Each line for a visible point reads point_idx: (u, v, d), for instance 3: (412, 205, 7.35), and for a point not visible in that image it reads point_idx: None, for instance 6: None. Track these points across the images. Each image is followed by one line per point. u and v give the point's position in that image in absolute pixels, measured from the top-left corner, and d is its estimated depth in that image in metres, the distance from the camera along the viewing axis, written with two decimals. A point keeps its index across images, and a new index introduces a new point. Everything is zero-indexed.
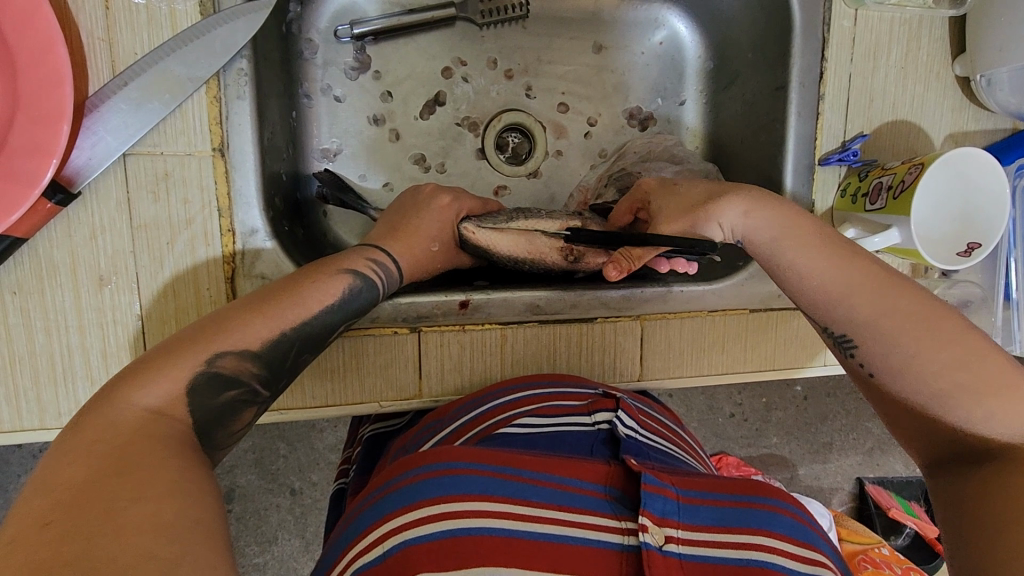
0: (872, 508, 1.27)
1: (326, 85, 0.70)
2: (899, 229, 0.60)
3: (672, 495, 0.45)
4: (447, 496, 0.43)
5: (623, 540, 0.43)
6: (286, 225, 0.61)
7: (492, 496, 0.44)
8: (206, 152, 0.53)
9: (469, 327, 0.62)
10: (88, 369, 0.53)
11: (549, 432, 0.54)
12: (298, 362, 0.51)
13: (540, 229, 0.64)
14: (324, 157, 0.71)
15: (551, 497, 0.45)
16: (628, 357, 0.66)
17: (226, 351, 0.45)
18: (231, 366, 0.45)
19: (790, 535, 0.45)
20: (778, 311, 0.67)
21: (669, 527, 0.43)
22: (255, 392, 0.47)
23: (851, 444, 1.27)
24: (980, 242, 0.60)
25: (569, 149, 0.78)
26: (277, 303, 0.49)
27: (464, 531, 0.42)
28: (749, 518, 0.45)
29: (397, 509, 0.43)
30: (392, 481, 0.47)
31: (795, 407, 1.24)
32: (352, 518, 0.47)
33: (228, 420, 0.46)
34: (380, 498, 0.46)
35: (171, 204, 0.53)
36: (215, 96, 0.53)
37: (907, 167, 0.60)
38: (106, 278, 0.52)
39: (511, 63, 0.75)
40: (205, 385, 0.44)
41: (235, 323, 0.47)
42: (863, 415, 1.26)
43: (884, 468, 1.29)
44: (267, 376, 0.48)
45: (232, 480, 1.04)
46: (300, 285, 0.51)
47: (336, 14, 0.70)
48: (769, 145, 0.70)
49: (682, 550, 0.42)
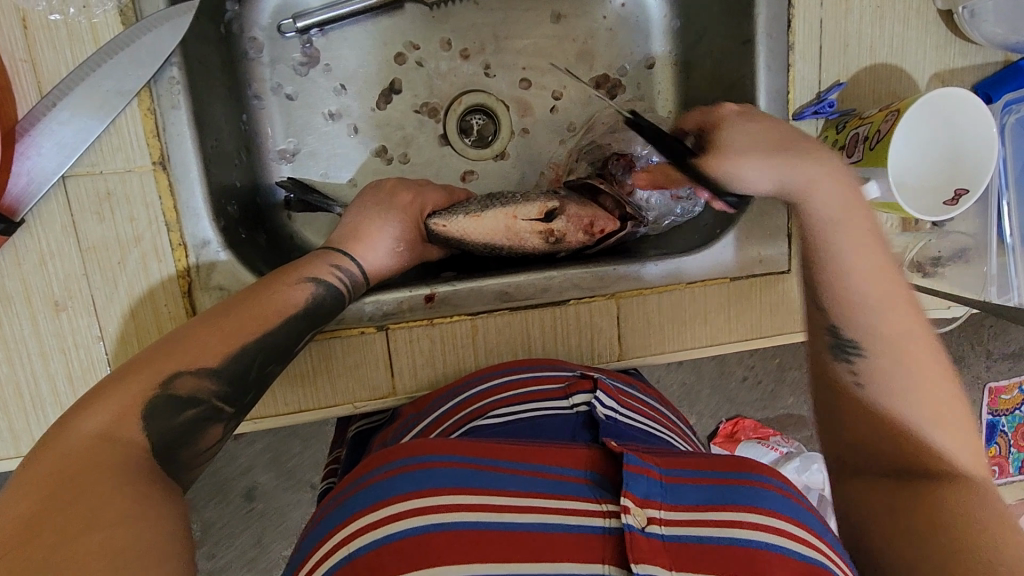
0: None
1: (275, 83, 0.68)
2: (879, 181, 0.57)
3: (655, 475, 0.44)
4: (419, 490, 0.42)
5: (606, 523, 0.42)
6: (244, 233, 0.60)
7: (465, 488, 0.43)
8: (146, 167, 0.52)
9: (437, 321, 0.60)
10: (56, 394, 0.53)
11: (522, 416, 0.53)
12: (263, 373, 0.50)
13: (521, 215, 0.61)
14: (282, 158, 0.69)
15: (527, 485, 0.44)
16: (606, 337, 0.64)
17: (181, 371, 0.44)
18: (189, 386, 0.44)
19: (776, 509, 0.43)
20: (760, 278, 0.66)
21: (653, 508, 0.42)
22: (218, 408, 0.46)
23: None
24: (968, 189, 0.58)
25: (536, 125, 0.75)
26: (234, 317, 0.48)
27: (436, 525, 0.41)
28: (736, 494, 0.44)
29: (368, 507, 0.43)
30: (364, 479, 0.46)
31: None
32: (321, 518, 0.47)
33: (195, 439, 0.44)
34: (350, 496, 0.45)
35: (117, 223, 0.52)
36: (149, 108, 0.51)
37: (884, 115, 0.57)
38: (62, 303, 0.52)
39: (466, 42, 0.72)
40: (163, 407, 0.42)
41: (190, 337, 0.46)
42: None
43: None
44: (229, 392, 0.47)
45: (250, 479, 1.05)
46: (253, 298, 0.50)
47: (277, 8, 0.67)
48: (740, 104, 0.66)
49: (666, 532, 0.41)
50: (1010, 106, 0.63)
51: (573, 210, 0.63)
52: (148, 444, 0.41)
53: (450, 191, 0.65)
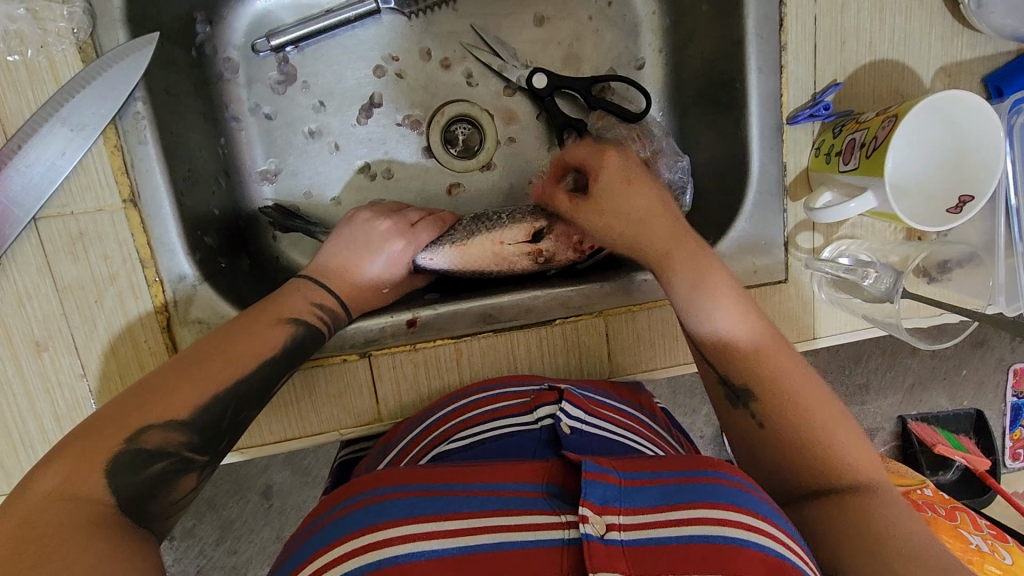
0: (916, 445, 1.18)
1: (253, 103, 0.67)
2: (875, 191, 0.53)
3: (613, 480, 0.43)
4: (374, 524, 0.42)
5: (565, 534, 0.41)
6: (223, 261, 0.60)
7: (420, 516, 0.42)
8: (117, 205, 0.51)
9: (420, 346, 0.59)
10: (44, 432, 0.53)
11: (485, 436, 0.53)
12: (237, 419, 0.50)
13: (506, 238, 0.63)
14: (264, 179, 0.68)
15: (485, 505, 0.43)
16: (595, 356, 0.62)
17: (148, 426, 0.44)
18: (156, 439, 0.44)
19: (735, 502, 0.42)
20: (756, 288, 0.64)
21: (611, 514, 0.41)
22: (188, 459, 0.46)
23: (888, 382, 1.20)
24: (973, 195, 0.55)
25: (523, 133, 0.73)
26: (206, 362, 0.49)
27: (391, 559, 0.40)
28: (693, 493, 0.43)
29: (326, 547, 0.42)
30: (325, 518, 0.46)
31: (826, 352, 1.18)
32: (287, 563, 0.46)
33: (166, 490, 0.45)
34: (313, 538, 0.44)
35: (92, 262, 0.52)
36: (116, 145, 0.51)
37: (880, 120, 0.54)
38: (43, 343, 0.52)
39: (447, 50, 0.70)
40: (128, 463, 0.43)
41: (162, 384, 0.47)
42: (901, 352, 1.19)
43: (927, 404, 1.22)
44: (201, 442, 0.47)
45: (267, 477, 1.05)
46: (229, 339, 0.51)
47: (251, 27, 0.65)
48: (730, 109, 0.63)
49: (625, 537, 0.40)
50: (1018, 104, 0.58)
51: (561, 228, 0.63)
52: (114, 500, 0.41)
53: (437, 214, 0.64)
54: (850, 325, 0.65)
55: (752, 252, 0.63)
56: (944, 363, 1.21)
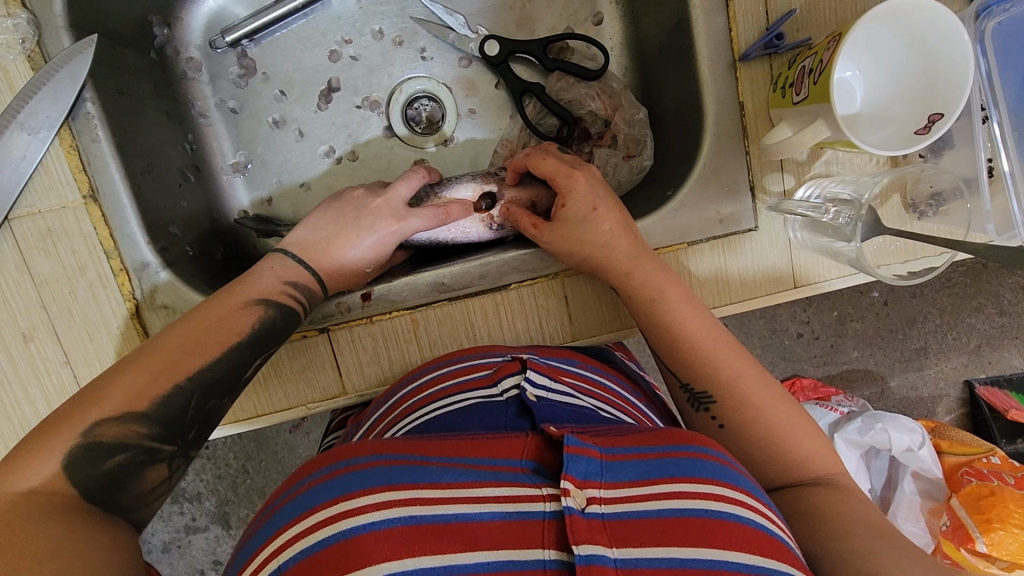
0: (986, 412, 1.10)
1: (219, 99, 0.70)
2: (825, 119, 0.50)
3: (595, 454, 0.42)
4: (346, 495, 0.40)
5: (545, 507, 0.39)
6: (193, 249, 0.63)
7: (394, 486, 0.40)
8: (78, 201, 0.55)
9: (377, 318, 0.60)
10: (39, 419, 0.57)
11: (458, 408, 0.52)
12: (205, 409, 0.50)
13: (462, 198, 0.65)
14: (235, 171, 0.71)
15: (461, 476, 0.42)
16: (555, 318, 0.62)
17: (104, 418, 0.44)
18: (112, 433, 0.44)
19: (715, 478, 0.42)
20: (723, 238, 0.61)
21: (592, 488, 0.40)
22: (153, 451, 0.46)
23: (950, 345, 1.12)
24: (943, 112, 0.50)
25: (483, 104, 0.73)
26: (157, 351, 0.48)
27: (364, 527, 0.38)
28: (673, 468, 0.42)
29: (297, 517, 0.40)
30: (295, 489, 0.44)
31: (874, 316, 1.10)
32: (253, 535, 0.44)
33: (131, 482, 0.45)
34: (280, 510, 0.42)
35: (62, 256, 0.55)
36: (71, 145, 0.55)
37: (826, 42, 0.50)
38: (28, 334, 0.56)
39: (400, 28, 0.71)
40: (85, 457, 0.43)
41: (112, 374, 0.47)
42: (962, 311, 1.10)
43: (997, 366, 1.12)
44: (164, 434, 0.47)
45: None
46: (192, 324, 0.51)
47: (207, 26, 0.68)
48: (683, 51, 0.61)
49: (606, 511, 0.39)
50: (987, 10, 0.53)
51: (510, 194, 0.65)
52: (76, 492, 0.42)
53: (410, 173, 0.62)
54: (838, 271, 0.61)
55: (716, 199, 0.60)
56: (1015, 322, 1.11)
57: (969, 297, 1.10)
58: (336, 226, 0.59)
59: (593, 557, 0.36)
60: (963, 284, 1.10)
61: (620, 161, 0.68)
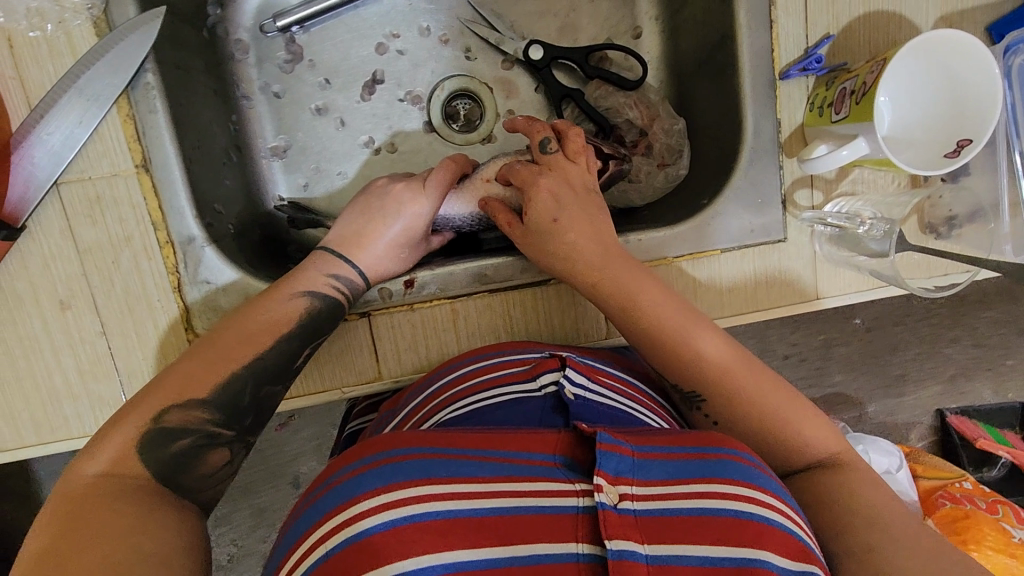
0: (957, 440, 1.14)
1: (263, 82, 0.70)
2: (866, 137, 0.54)
3: (626, 452, 0.42)
4: (387, 486, 0.40)
5: (580, 502, 0.40)
6: (234, 228, 0.63)
7: (432, 479, 0.40)
8: (130, 170, 0.55)
9: (418, 305, 0.61)
10: (68, 388, 0.56)
11: (493, 402, 0.53)
12: (259, 397, 0.51)
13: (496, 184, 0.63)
14: (273, 155, 0.71)
15: (497, 470, 0.42)
16: (591, 316, 0.63)
17: (171, 407, 0.46)
18: (177, 419, 0.46)
19: (744, 479, 0.42)
20: (754, 247, 0.63)
21: (624, 484, 0.41)
22: (213, 434, 0.48)
23: (929, 373, 1.16)
24: (973, 139, 0.54)
25: (522, 106, 0.75)
26: (216, 344, 0.50)
27: (406, 518, 0.38)
28: (701, 469, 0.43)
29: (338, 506, 0.40)
30: (334, 477, 0.43)
31: (859, 341, 1.14)
32: (291, 524, 0.44)
33: (192, 464, 0.46)
34: (319, 498, 0.42)
35: (108, 226, 0.55)
36: (128, 114, 0.55)
37: (868, 67, 0.55)
38: (66, 302, 0.55)
39: (446, 27, 0.73)
40: (153, 442, 0.44)
41: (177, 365, 0.49)
42: (938, 341, 1.15)
43: (969, 396, 1.17)
44: (223, 419, 0.48)
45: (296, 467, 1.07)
46: (247, 313, 0.52)
47: (259, 9, 0.69)
48: (724, 66, 0.64)
49: (637, 506, 0.40)
50: (1012, 48, 0.57)
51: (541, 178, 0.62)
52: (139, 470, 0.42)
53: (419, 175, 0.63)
54: (854, 286, 0.64)
55: (747, 210, 0.63)
56: (987, 353, 1.17)
57: (944, 328, 1.15)
58: (384, 213, 0.60)
59: (624, 552, 0.37)
60: (942, 316, 1.15)
61: (654, 170, 0.70)
